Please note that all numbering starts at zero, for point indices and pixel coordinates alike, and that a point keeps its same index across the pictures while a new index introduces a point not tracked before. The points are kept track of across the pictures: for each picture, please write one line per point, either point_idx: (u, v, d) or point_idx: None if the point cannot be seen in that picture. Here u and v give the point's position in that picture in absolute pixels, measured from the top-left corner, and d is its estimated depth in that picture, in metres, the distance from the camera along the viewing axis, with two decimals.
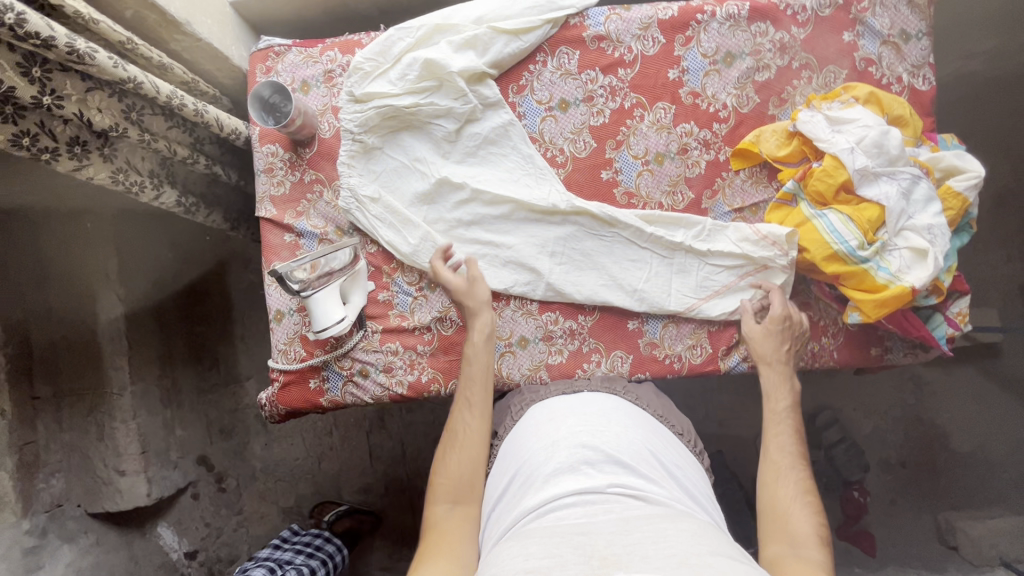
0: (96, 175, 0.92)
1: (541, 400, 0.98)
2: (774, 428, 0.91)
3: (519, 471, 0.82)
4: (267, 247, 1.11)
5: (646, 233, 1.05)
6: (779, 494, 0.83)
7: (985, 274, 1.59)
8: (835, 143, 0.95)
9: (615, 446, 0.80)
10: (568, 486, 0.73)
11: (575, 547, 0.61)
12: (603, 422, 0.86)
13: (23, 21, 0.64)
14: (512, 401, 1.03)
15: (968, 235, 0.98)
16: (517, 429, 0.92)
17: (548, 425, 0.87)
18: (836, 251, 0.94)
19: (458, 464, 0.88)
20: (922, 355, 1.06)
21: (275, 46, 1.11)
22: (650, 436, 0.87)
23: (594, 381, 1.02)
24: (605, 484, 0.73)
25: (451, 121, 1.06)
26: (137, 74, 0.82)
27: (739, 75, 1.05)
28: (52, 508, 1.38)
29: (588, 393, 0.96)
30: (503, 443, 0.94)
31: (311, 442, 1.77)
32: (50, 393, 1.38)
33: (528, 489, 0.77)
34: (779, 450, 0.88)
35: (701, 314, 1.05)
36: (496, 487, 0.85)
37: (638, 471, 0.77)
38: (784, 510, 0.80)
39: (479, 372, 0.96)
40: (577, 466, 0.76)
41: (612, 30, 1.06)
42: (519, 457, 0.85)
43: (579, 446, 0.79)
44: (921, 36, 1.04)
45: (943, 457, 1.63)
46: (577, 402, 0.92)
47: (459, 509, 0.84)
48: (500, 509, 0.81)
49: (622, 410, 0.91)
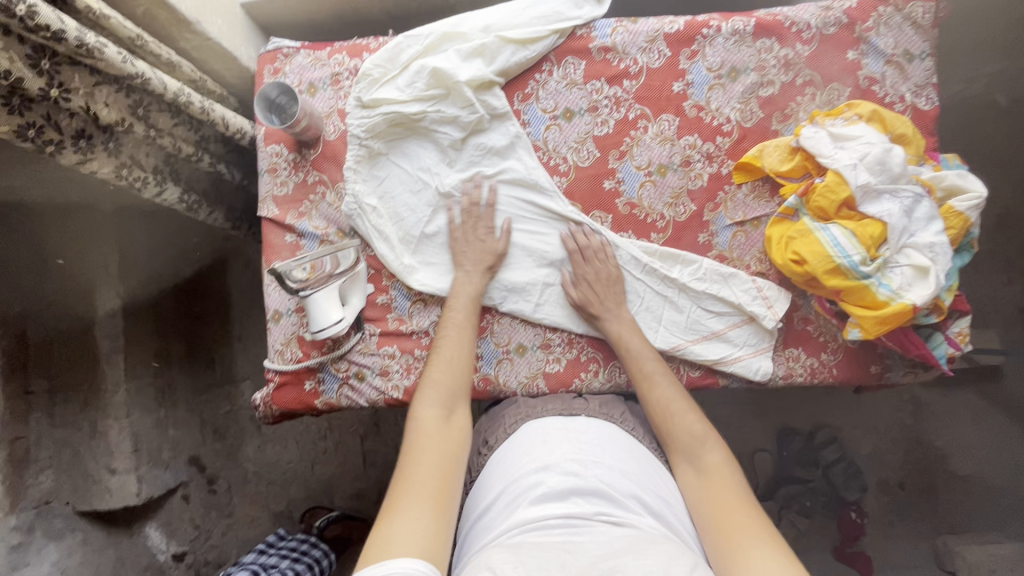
0: (99, 169, 0.92)
1: (536, 417, 0.96)
2: (639, 362, 0.97)
3: (506, 491, 0.80)
4: (268, 246, 1.11)
5: (643, 264, 1.05)
6: (662, 410, 0.91)
7: (985, 295, 1.59)
8: (838, 159, 0.95)
9: (606, 477, 0.78)
10: (555, 512, 0.72)
11: (561, 563, 0.59)
12: (597, 451, 0.85)
13: (33, 13, 0.65)
14: (507, 411, 1.02)
15: (969, 255, 0.97)
16: (506, 448, 0.91)
17: (541, 447, 0.85)
18: (839, 265, 0.92)
19: (446, 382, 0.89)
20: (922, 374, 1.05)
21: (284, 48, 1.12)
22: (642, 466, 0.86)
23: (591, 405, 0.99)
24: (593, 513, 0.71)
25: (457, 129, 1.06)
26: (145, 70, 0.83)
27: (743, 90, 1.06)
28: (40, 505, 1.36)
29: (584, 418, 0.94)
30: (490, 460, 0.92)
31: (304, 446, 1.76)
32: (44, 388, 1.35)
33: (512, 509, 0.76)
34: (643, 375, 0.96)
35: (688, 355, 1.04)
36: (480, 504, 0.83)
37: (626, 502, 0.75)
38: (670, 424, 0.89)
39: (465, 306, 1.01)
40: (566, 494, 0.75)
41: (618, 41, 1.07)
42: (507, 479, 0.83)
43: (569, 473, 0.78)
44: (924, 56, 1.04)
45: (942, 481, 1.61)
46: (572, 426, 0.91)
47: (448, 424, 0.83)
48: (481, 524, 0.80)
49: (616, 440, 0.89)
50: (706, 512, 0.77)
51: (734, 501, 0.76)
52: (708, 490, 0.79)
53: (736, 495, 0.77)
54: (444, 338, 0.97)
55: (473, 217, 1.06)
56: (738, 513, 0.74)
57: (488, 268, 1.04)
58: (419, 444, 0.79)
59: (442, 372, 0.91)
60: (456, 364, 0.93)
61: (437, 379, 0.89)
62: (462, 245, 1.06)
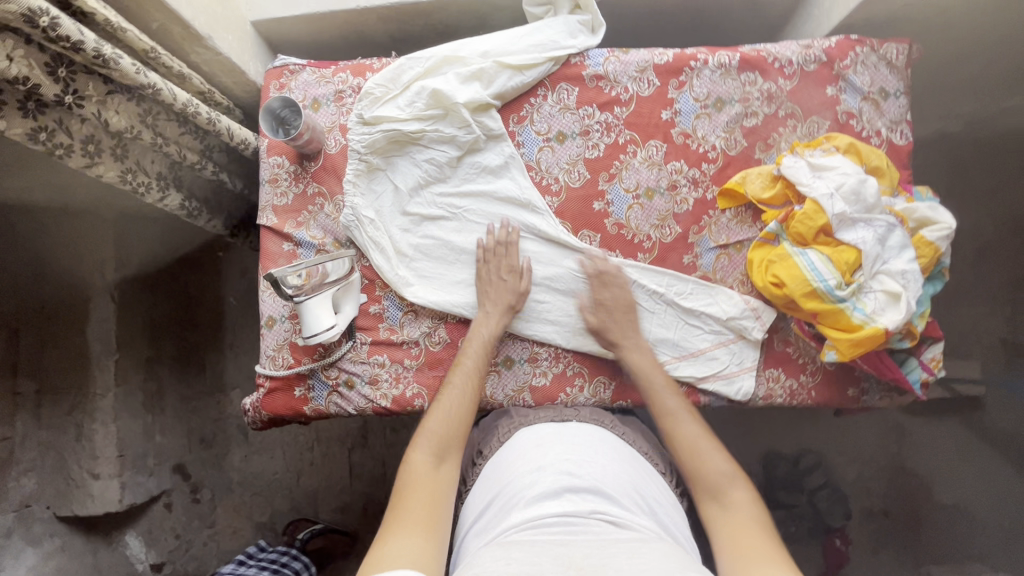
0: (105, 173, 0.95)
1: (528, 425, 0.99)
2: (653, 391, 1.00)
3: (501, 494, 0.82)
4: (265, 254, 1.14)
5: (632, 282, 1.09)
6: (683, 446, 0.91)
7: (965, 325, 1.63)
8: (816, 188, 0.99)
9: (599, 477, 0.81)
10: (551, 509, 0.74)
11: (554, 558, 0.61)
12: (590, 453, 0.87)
13: (56, 25, 0.69)
14: (501, 423, 1.04)
15: (941, 283, 1.02)
16: (501, 455, 0.92)
17: (534, 451, 0.87)
18: (815, 288, 0.96)
19: (440, 431, 0.90)
20: (898, 398, 1.09)
21: (290, 65, 1.17)
22: (632, 468, 0.88)
23: (581, 412, 1.03)
24: (587, 510, 0.73)
25: (454, 148, 1.11)
26: (156, 81, 0.87)
27: (728, 120, 1.11)
28: (19, 508, 1.37)
29: (575, 424, 0.97)
30: (486, 467, 0.94)
31: (291, 457, 1.75)
32: (33, 390, 1.39)
33: (509, 510, 0.77)
34: (664, 406, 0.97)
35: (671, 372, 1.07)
36: (475, 509, 0.85)
37: (619, 501, 0.77)
38: (693, 458, 0.89)
39: (477, 350, 1.02)
40: (560, 491, 0.77)
41: (610, 70, 1.12)
42: (503, 481, 0.85)
43: (564, 474, 0.80)
44: (898, 95, 1.11)
45: (924, 509, 1.63)
46: (565, 431, 0.93)
47: (439, 470, 0.85)
48: (477, 527, 0.81)
49: (608, 444, 0.92)
50: (730, 549, 0.76)
51: (760, 539, 0.76)
52: (729, 535, 0.78)
53: (764, 535, 0.77)
54: (448, 387, 0.97)
55: (498, 256, 1.09)
56: (761, 550, 0.73)
57: (510, 307, 1.06)
58: (409, 484, 0.82)
59: (437, 422, 0.91)
60: (454, 414, 0.93)
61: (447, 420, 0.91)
62: (487, 284, 1.07)
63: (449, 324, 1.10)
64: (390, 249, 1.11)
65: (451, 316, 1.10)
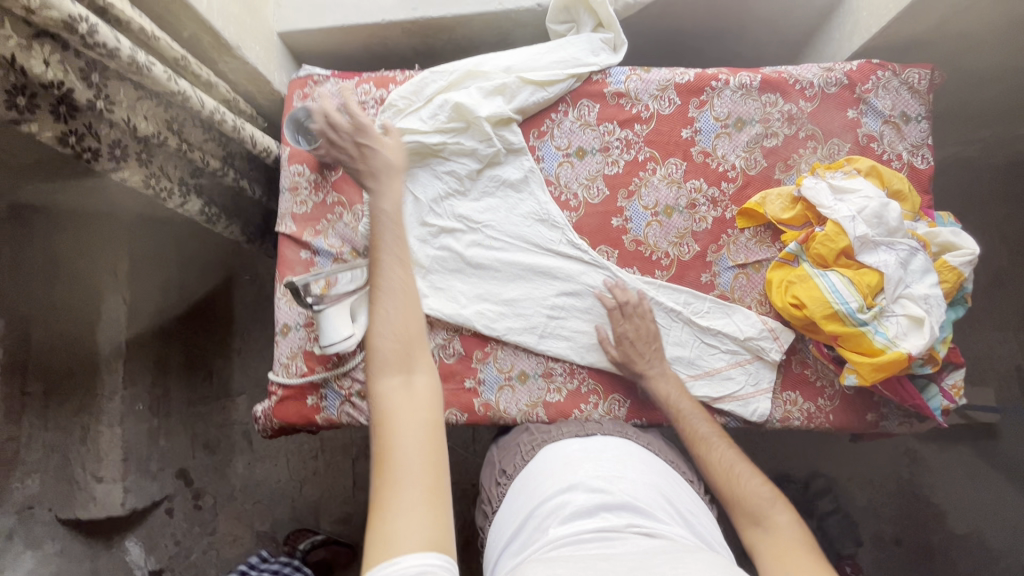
0: (130, 177, 0.95)
1: (553, 441, 0.97)
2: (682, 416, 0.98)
3: (534, 514, 0.81)
4: (283, 261, 1.14)
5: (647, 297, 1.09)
6: (720, 467, 0.89)
7: (981, 351, 1.61)
8: (838, 211, 0.99)
9: (632, 492, 0.80)
10: (586, 527, 0.73)
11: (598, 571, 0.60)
12: (619, 467, 0.86)
13: (94, 31, 0.70)
14: (521, 439, 1.02)
15: (964, 309, 1.00)
16: (528, 474, 0.91)
17: (563, 470, 0.86)
18: (836, 310, 0.95)
19: (390, 340, 0.75)
20: (918, 425, 1.07)
21: (315, 75, 1.18)
22: (662, 480, 0.87)
23: (604, 425, 1.01)
24: (624, 525, 0.72)
25: (474, 161, 1.12)
26: (186, 88, 0.88)
27: (748, 140, 1.11)
28: (22, 510, 1.38)
29: (602, 437, 0.96)
30: (513, 487, 0.92)
31: (294, 465, 1.74)
32: (40, 390, 1.40)
33: (544, 531, 0.76)
34: (693, 424, 0.97)
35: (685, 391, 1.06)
36: (508, 532, 0.84)
37: (654, 515, 0.76)
38: (730, 473, 0.87)
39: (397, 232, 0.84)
40: (595, 510, 0.76)
41: (631, 88, 1.12)
42: (533, 499, 0.84)
43: (596, 491, 0.79)
44: (920, 119, 1.11)
45: (938, 538, 1.59)
46: (591, 446, 0.92)
47: (412, 386, 0.72)
48: (516, 547, 0.80)
49: (637, 457, 0.91)
50: (777, 568, 0.74)
51: (807, 565, 0.72)
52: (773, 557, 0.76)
53: (810, 560, 0.73)
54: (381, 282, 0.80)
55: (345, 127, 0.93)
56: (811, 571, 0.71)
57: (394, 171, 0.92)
58: (385, 419, 0.69)
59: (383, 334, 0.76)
60: (401, 312, 0.77)
61: (395, 325, 0.76)
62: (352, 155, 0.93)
63: (463, 336, 1.09)
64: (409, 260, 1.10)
65: (464, 328, 1.09)
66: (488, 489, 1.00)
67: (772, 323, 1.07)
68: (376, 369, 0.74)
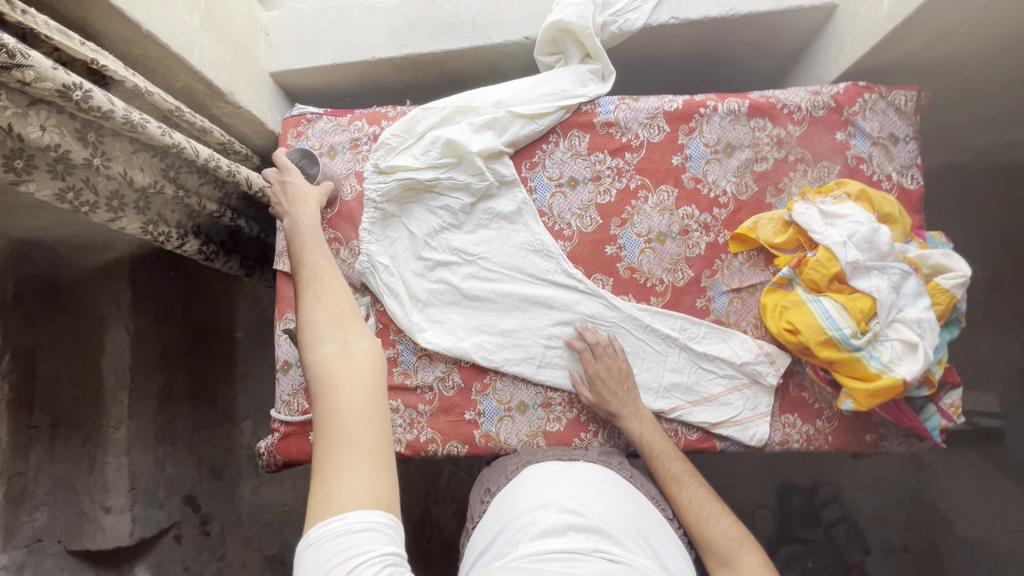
0: (129, 226, 0.97)
1: (538, 462, 1.01)
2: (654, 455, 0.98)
3: (506, 530, 0.83)
4: (281, 299, 1.15)
5: (642, 323, 1.10)
6: (691, 506, 0.90)
7: (981, 356, 1.61)
8: (829, 236, 0.99)
9: (604, 518, 0.81)
10: (554, 546, 0.73)
11: None
12: (595, 491, 0.89)
13: (88, 97, 0.72)
14: (509, 461, 1.06)
15: (958, 329, 1.01)
16: (508, 492, 0.95)
17: (542, 487, 0.90)
18: (830, 336, 0.96)
19: (324, 317, 0.81)
20: (918, 444, 1.08)
21: (307, 113, 1.20)
22: (637, 512, 0.88)
23: (590, 452, 1.05)
24: (591, 549, 0.73)
25: (467, 195, 1.13)
26: (181, 141, 0.89)
27: (738, 165, 1.12)
28: (31, 543, 1.31)
29: (582, 463, 0.99)
30: (493, 505, 0.94)
31: (301, 488, 1.80)
32: (47, 422, 1.34)
33: (513, 545, 0.78)
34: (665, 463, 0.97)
35: (685, 417, 1.07)
36: (481, 545, 0.86)
37: (621, 542, 0.77)
38: (698, 509, 0.89)
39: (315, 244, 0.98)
40: (565, 529, 0.77)
41: (621, 117, 1.14)
42: (507, 515, 0.87)
43: (570, 512, 0.81)
44: (908, 139, 1.12)
45: (946, 544, 1.59)
46: (572, 470, 0.96)
47: (351, 354, 0.74)
48: (487, 560, 0.81)
49: (614, 484, 0.93)
50: None
51: None
52: None
53: None
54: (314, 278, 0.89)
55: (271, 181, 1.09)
56: None
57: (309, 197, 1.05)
58: (322, 388, 0.70)
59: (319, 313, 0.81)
60: (336, 299, 0.85)
61: (331, 308, 0.82)
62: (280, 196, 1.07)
63: (461, 368, 1.10)
64: (405, 295, 1.12)
65: (462, 361, 1.10)
66: (474, 508, 1.05)
67: (768, 348, 1.07)
68: (311, 341, 0.77)
